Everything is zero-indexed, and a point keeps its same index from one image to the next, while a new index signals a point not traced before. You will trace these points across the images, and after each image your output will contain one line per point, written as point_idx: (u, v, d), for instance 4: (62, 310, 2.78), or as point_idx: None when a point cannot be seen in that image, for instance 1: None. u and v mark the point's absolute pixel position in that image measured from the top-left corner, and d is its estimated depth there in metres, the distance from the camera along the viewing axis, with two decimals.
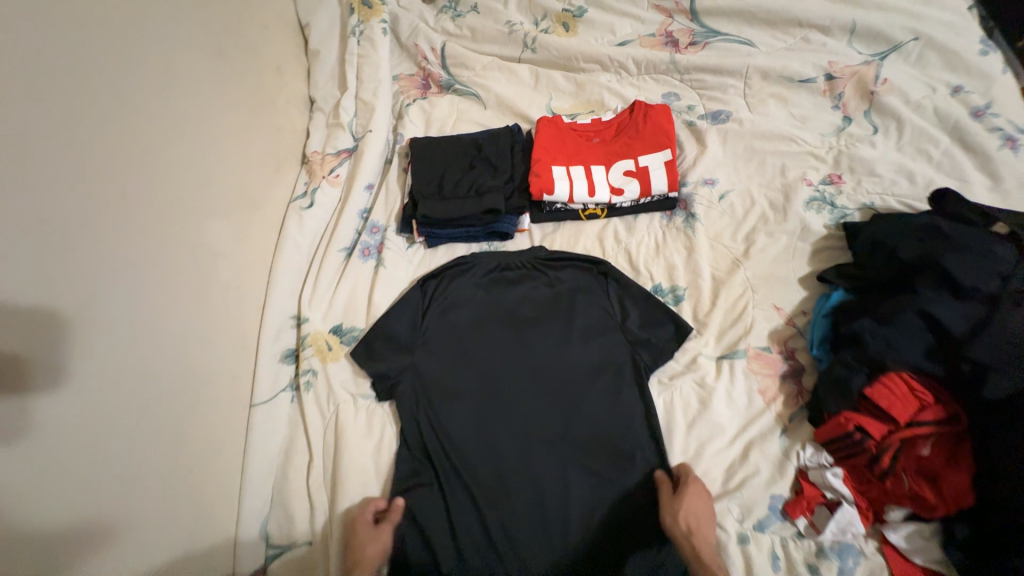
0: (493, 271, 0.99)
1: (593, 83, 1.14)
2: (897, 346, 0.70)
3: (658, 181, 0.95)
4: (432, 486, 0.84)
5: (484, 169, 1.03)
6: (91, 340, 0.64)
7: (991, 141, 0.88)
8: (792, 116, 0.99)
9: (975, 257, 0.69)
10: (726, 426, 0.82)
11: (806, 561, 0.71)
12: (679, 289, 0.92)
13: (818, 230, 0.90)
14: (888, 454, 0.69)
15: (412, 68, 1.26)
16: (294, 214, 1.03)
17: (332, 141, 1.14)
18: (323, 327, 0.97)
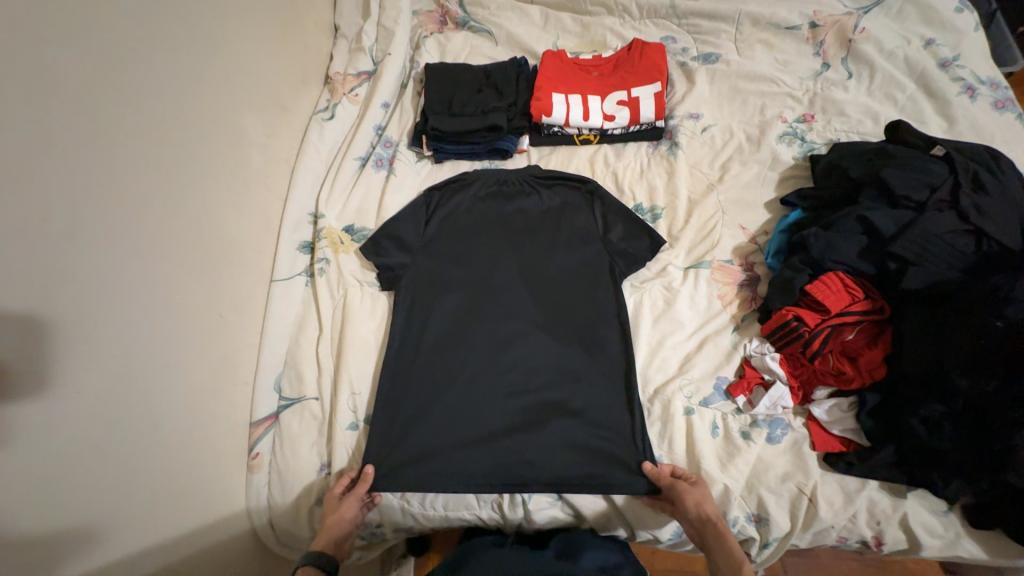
0: (493, 187, 1.08)
1: (598, 25, 1.23)
2: (837, 247, 0.80)
3: (647, 110, 1.05)
4: (426, 365, 0.95)
5: (490, 94, 1.13)
6: (159, 187, 0.76)
7: (950, 89, 0.97)
8: (776, 61, 1.08)
9: (911, 171, 0.79)
10: (686, 323, 0.93)
11: (741, 429, 0.83)
12: (657, 209, 1.02)
13: (787, 160, 1.00)
14: (819, 338, 0.79)
15: (430, 5, 1.36)
16: (317, 124, 1.15)
17: (354, 64, 1.24)
18: (337, 225, 1.09)
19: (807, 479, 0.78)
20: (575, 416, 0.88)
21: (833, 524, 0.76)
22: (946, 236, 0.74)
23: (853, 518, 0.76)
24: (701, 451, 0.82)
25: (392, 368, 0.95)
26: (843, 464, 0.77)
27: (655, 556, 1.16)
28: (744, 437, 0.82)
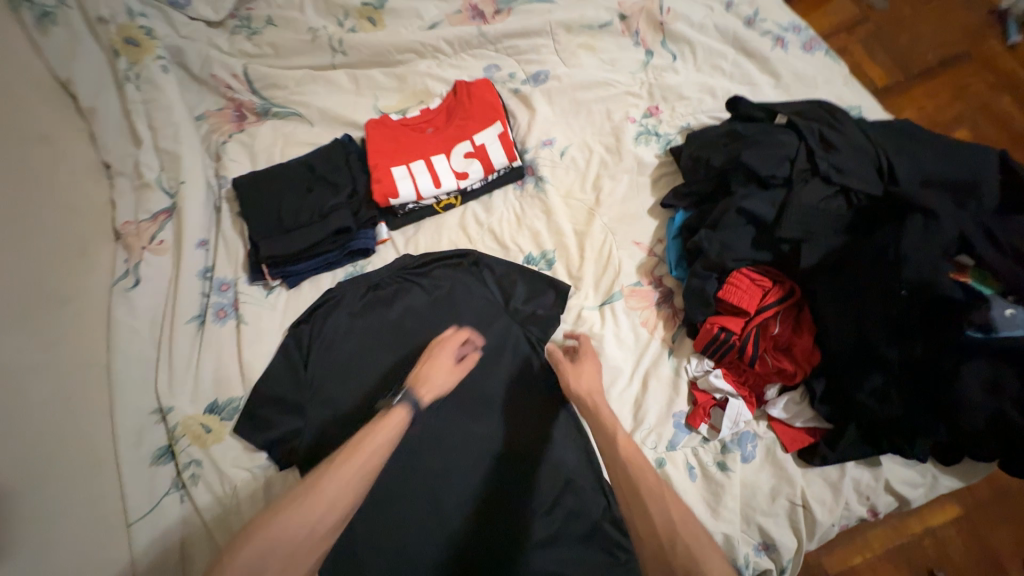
0: (366, 294, 0.93)
1: (414, 73, 1.11)
2: (730, 245, 0.76)
3: (497, 155, 0.95)
4: (360, 541, 0.76)
5: (323, 190, 0.96)
6: None
7: (764, 46, 0.99)
8: (603, 61, 1.03)
9: (768, 147, 0.77)
10: (623, 366, 0.85)
11: (716, 460, 0.77)
12: (549, 253, 0.94)
13: (652, 161, 0.96)
14: (749, 342, 0.76)
15: (218, 102, 1.14)
16: (119, 298, 0.90)
17: (143, 206, 0.99)
18: (195, 410, 0.87)
19: (793, 487, 0.74)
20: (550, 519, 0.77)
21: (833, 522, 0.73)
22: (821, 206, 0.72)
23: (846, 506, 0.74)
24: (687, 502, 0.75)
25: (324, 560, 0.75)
26: (819, 457, 0.73)
27: None
28: (721, 468, 0.77)
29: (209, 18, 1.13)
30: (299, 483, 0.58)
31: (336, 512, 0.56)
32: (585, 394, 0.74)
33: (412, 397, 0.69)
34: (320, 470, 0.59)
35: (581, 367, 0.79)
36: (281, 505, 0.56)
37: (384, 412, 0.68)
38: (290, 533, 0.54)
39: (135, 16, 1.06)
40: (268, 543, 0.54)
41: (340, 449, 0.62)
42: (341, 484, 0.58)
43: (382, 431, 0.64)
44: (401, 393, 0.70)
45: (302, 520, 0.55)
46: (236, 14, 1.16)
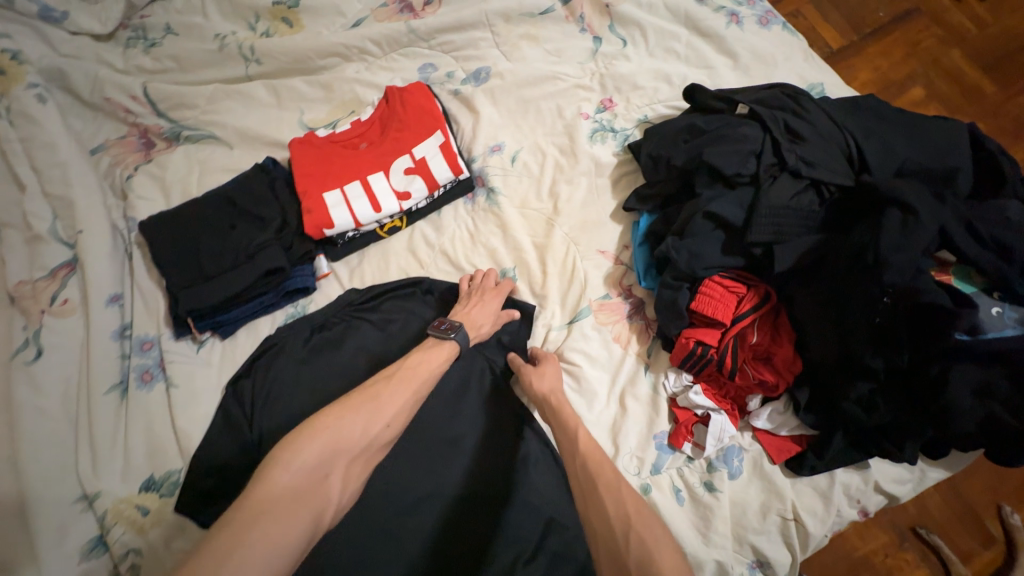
0: (310, 337, 0.83)
1: (341, 80, 0.99)
2: (700, 252, 0.70)
3: (440, 169, 0.86)
4: None
5: (247, 225, 0.85)
6: None
7: (718, 24, 0.91)
8: (548, 52, 0.94)
9: (731, 142, 0.71)
10: (598, 389, 0.79)
11: (702, 480, 0.73)
12: (509, 271, 0.86)
13: (610, 160, 0.88)
14: (728, 354, 0.71)
15: (119, 128, 1.00)
16: (16, 375, 0.77)
17: (37, 261, 0.85)
18: (126, 491, 0.77)
19: (784, 502, 0.71)
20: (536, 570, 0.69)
21: (825, 532, 0.70)
22: (793, 204, 0.67)
23: (837, 513, 0.71)
24: (677, 530, 0.71)
25: None
26: (807, 467, 0.70)
27: None
28: (709, 489, 0.72)
29: (95, 31, 0.99)
30: (356, 393, 0.64)
31: (388, 431, 0.63)
32: (544, 393, 0.71)
33: (463, 334, 0.75)
34: (377, 385, 0.65)
35: (543, 368, 0.75)
36: (342, 413, 0.61)
37: (432, 339, 0.74)
38: (350, 438, 0.59)
39: None
40: (335, 443, 0.58)
41: (392, 371, 0.68)
42: (397, 407, 0.64)
43: (435, 358, 0.71)
44: (447, 325, 0.75)
45: (366, 427, 0.61)
46: (128, 24, 1.02)
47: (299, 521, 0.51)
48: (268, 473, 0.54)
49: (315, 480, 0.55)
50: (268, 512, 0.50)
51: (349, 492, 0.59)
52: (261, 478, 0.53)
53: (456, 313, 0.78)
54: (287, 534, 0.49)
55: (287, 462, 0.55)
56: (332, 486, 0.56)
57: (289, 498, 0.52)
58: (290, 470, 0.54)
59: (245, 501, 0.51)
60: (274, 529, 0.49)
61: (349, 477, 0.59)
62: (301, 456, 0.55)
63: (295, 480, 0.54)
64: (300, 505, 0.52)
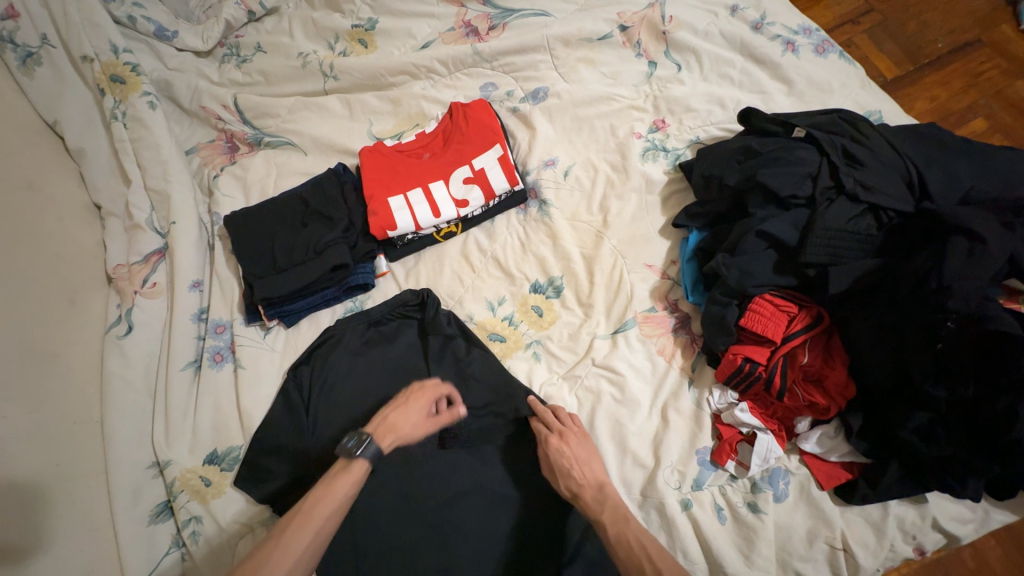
0: (367, 330, 0.89)
1: (408, 96, 1.07)
2: (750, 270, 0.72)
3: (497, 179, 0.91)
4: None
5: (317, 224, 0.92)
6: None
7: (774, 51, 0.94)
8: (604, 75, 0.99)
9: (786, 165, 0.72)
10: (641, 399, 0.80)
11: (745, 501, 0.72)
12: (557, 280, 0.89)
13: (661, 178, 0.91)
14: (776, 373, 0.70)
15: (210, 133, 1.11)
16: (110, 348, 0.87)
17: (134, 247, 0.96)
18: (193, 462, 0.83)
19: (832, 529, 0.69)
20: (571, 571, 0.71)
21: (878, 566, 0.67)
22: (850, 226, 0.67)
23: (891, 548, 0.68)
24: (716, 549, 0.70)
25: None
26: (858, 496, 0.68)
27: None
28: (752, 510, 0.71)
29: (197, 48, 1.14)
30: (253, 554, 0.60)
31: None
32: (569, 497, 0.71)
33: (375, 447, 0.69)
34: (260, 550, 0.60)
35: (557, 464, 0.73)
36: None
37: (342, 460, 0.69)
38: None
39: (119, 53, 1.04)
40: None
41: (287, 521, 0.63)
42: (299, 557, 0.61)
43: (345, 487, 0.66)
44: (357, 440, 0.69)
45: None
46: (225, 43, 1.16)
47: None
48: None
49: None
50: None
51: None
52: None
53: (370, 424, 0.73)
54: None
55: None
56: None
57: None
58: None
59: None
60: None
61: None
62: None
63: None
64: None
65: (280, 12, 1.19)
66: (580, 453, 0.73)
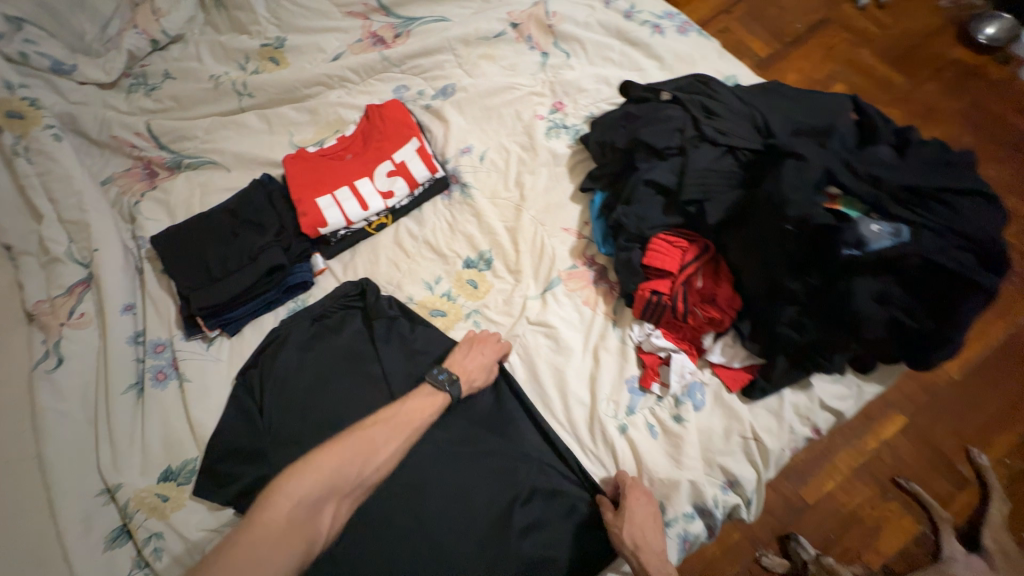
0: (312, 326, 0.92)
1: (325, 105, 1.12)
2: (643, 215, 0.83)
3: (418, 170, 0.99)
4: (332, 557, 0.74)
5: (249, 232, 0.95)
6: None
7: (644, 34, 1.08)
8: (504, 68, 1.09)
9: (658, 124, 0.85)
10: (575, 346, 0.89)
11: (672, 415, 0.82)
12: (486, 253, 0.97)
13: (565, 151, 1.02)
14: (679, 299, 0.82)
15: (125, 162, 1.11)
16: (40, 383, 0.84)
17: (55, 281, 0.93)
18: (146, 481, 0.82)
19: (742, 423, 0.80)
20: (530, 505, 0.78)
21: (783, 447, 0.79)
22: (713, 165, 0.80)
23: (791, 429, 0.80)
24: (652, 459, 0.80)
25: None
26: (759, 391, 0.80)
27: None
28: (677, 421, 0.81)
29: (101, 80, 1.13)
30: (353, 437, 0.73)
31: (377, 475, 0.73)
32: (631, 548, 0.70)
33: (457, 388, 0.81)
34: (361, 434, 0.73)
35: (631, 512, 0.73)
36: (342, 455, 0.70)
37: (430, 386, 0.81)
38: (341, 479, 0.69)
39: (16, 90, 1.02)
40: (331, 481, 0.68)
41: (383, 419, 0.76)
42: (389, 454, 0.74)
43: (428, 407, 0.79)
44: (447, 377, 0.81)
45: (359, 468, 0.71)
46: (130, 73, 1.16)
47: (293, 548, 0.62)
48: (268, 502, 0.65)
49: (311, 514, 0.66)
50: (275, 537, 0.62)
51: (341, 521, 0.70)
52: (266, 506, 0.64)
53: (453, 362, 0.84)
54: (281, 559, 0.61)
55: (290, 492, 0.66)
56: (324, 518, 0.67)
57: (286, 525, 0.63)
58: (294, 501, 0.65)
59: (263, 519, 0.63)
60: (267, 556, 0.60)
61: (338, 511, 0.69)
62: (312, 487, 0.67)
63: (298, 508, 0.65)
64: (292, 537, 0.63)
65: (185, 39, 1.20)
66: (652, 511, 0.74)
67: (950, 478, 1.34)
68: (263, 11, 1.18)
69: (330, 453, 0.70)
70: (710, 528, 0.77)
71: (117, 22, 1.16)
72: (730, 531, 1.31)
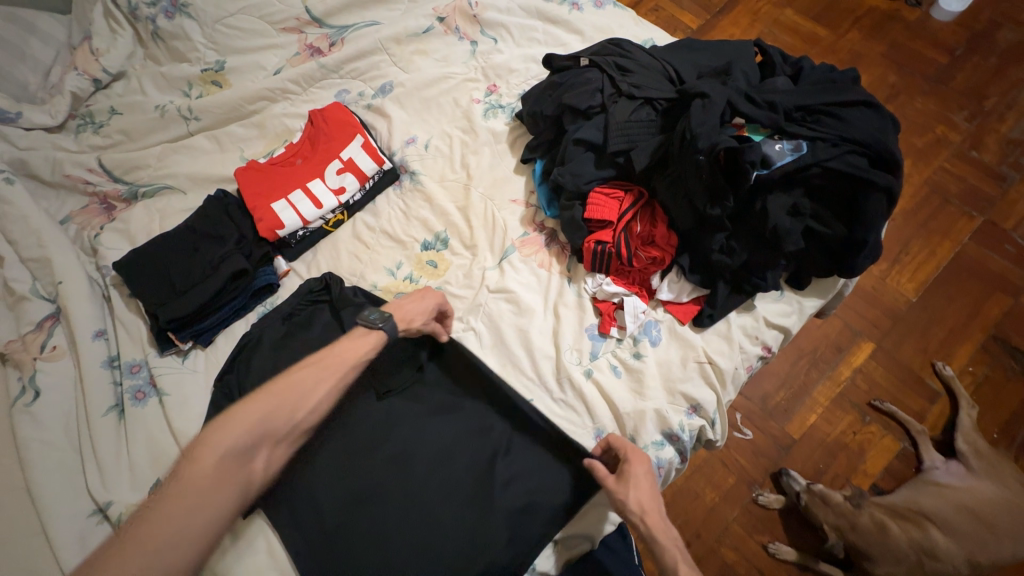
0: (283, 325, 0.95)
1: (271, 118, 1.16)
2: (578, 172, 0.89)
3: (366, 164, 1.03)
4: (330, 536, 0.79)
5: (210, 245, 0.98)
6: None
7: (563, 11, 1.15)
8: (437, 60, 1.15)
9: (578, 87, 0.91)
10: (536, 306, 0.94)
11: (631, 353, 0.87)
12: (441, 234, 1.02)
13: (504, 129, 1.07)
14: (622, 245, 0.87)
15: (82, 200, 1.13)
16: (20, 417, 0.86)
17: (22, 318, 0.95)
18: (137, 496, 0.84)
19: (696, 350, 0.86)
20: (511, 454, 0.84)
21: (736, 365, 0.85)
22: (633, 117, 0.86)
23: (742, 349, 0.86)
24: (619, 396, 0.85)
25: None
26: (706, 318, 0.86)
27: (698, 526, 1.32)
28: (637, 357, 0.87)
29: (48, 124, 1.16)
30: (279, 384, 0.74)
31: (311, 416, 0.75)
32: (637, 513, 0.71)
33: (392, 324, 0.82)
34: (287, 381, 0.75)
35: (633, 478, 0.73)
36: (268, 402, 0.72)
37: (363, 327, 0.83)
38: (272, 425, 0.71)
39: None
40: (260, 426, 0.70)
41: (310, 364, 0.78)
42: (320, 397, 0.75)
43: (361, 346, 0.80)
44: (379, 316, 0.83)
45: (289, 414, 0.73)
46: (76, 114, 1.19)
47: (229, 489, 0.65)
48: (198, 450, 0.66)
49: (243, 458, 0.68)
50: (208, 480, 0.64)
51: (278, 462, 0.73)
52: (192, 460, 0.65)
53: (390, 306, 0.86)
54: (217, 499, 0.64)
55: (217, 441, 0.67)
56: (259, 462, 0.70)
57: (220, 469, 0.65)
58: (223, 449, 0.66)
59: (192, 466, 0.64)
60: (201, 500, 0.63)
61: (273, 455, 0.72)
62: (239, 433, 0.68)
63: (228, 454, 0.66)
64: (225, 479, 0.65)
65: (127, 75, 1.24)
66: (651, 472, 0.75)
67: (922, 393, 1.41)
68: (199, 37, 1.21)
69: (254, 403, 0.72)
70: (681, 452, 0.83)
71: (57, 66, 1.22)
72: (724, 476, 1.36)
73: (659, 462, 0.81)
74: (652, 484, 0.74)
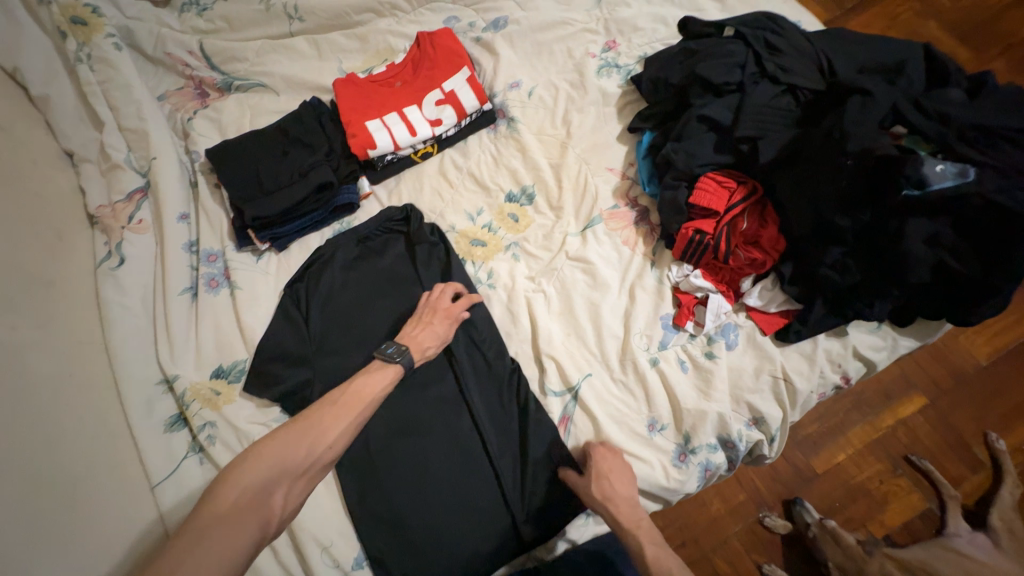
0: (356, 247, 0.95)
1: (375, 32, 1.12)
2: (694, 151, 0.83)
3: (468, 99, 0.99)
4: (374, 457, 0.82)
5: (300, 151, 0.98)
6: None
7: None
8: (558, 3, 1.08)
9: (719, 58, 0.84)
10: (612, 283, 0.90)
11: (704, 352, 0.84)
12: (528, 188, 0.98)
13: (616, 91, 1.01)
14: (722, 239, 0.82)
15: (178, 81, 1.12)
16: (105, 279, 0.90)
17: (116, 187, 0.98)
18: (200, 376, 0.87)
19: (774, 363, 0.82)
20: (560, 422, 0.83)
21: (812, 389, 0.81)
22: (772, 104, 0.79)
23: (821, 374, 0.81)
24: (681, 392, 0.82)
25: (349, 490, 0.80)
26: (793, 334, 0.81)
27: (699, 531, 1.29)
28: (709, 357, 0.83)
29: None
30: (303, 417, 0.67)
31: (333, 452, 0.66)
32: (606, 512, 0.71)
33: (409, 356, 0.78)
34: (310, 414, 0.68)
35: (601, 468, 0.75)
36: (288, 436, 0.64)
37: (379, 362, 0.77)
38: (293, 460, 0.63)
39: None
40: (278, 464, 0.61)
41: (330, 400, 0.70)
42: (345, 428, 0.67)
43: (377, 382, 0.74)
44: (395, 350, 0.78)
45: (309, 448, 0.64)
46: None
47: (243, 533, 0.56)
48: (215, 493, 0.59)
49: (259, 498, 0.59)
50: (219, 522, 0.56)
51: (299, 503, 0.63)
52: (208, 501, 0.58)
53: (403, 336, 0.82)
54: (226, 552, 0.54)
55: (233, 480, 0.59)
56: (278, 502, 0.60)
57: (234, 512, 0.57)
58: (238, 489, 0.58)
59: (207, 508, 0.57)
60: (210, 553, 0.53)
61: (293, 493, 0.62)
62: (256, 472, 0.60)
63: (243, 495, 0.58)
64: (239, 522, 0.56)
65: None
66: (620, 462, 0.77)
67: (964, 459, 1.31)
68: None
69: (273, 439, 0.64)
70: (731, 460, 0.81)
71: None
72: (735, 492, 1.32)
73: (708, 465, 0.80)
74: (624, 467, 0.76)
